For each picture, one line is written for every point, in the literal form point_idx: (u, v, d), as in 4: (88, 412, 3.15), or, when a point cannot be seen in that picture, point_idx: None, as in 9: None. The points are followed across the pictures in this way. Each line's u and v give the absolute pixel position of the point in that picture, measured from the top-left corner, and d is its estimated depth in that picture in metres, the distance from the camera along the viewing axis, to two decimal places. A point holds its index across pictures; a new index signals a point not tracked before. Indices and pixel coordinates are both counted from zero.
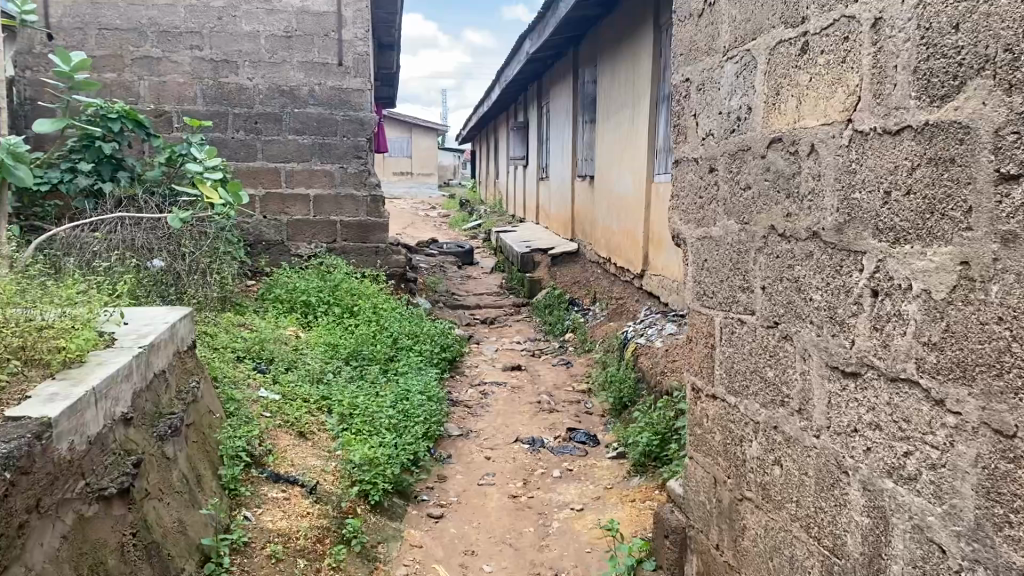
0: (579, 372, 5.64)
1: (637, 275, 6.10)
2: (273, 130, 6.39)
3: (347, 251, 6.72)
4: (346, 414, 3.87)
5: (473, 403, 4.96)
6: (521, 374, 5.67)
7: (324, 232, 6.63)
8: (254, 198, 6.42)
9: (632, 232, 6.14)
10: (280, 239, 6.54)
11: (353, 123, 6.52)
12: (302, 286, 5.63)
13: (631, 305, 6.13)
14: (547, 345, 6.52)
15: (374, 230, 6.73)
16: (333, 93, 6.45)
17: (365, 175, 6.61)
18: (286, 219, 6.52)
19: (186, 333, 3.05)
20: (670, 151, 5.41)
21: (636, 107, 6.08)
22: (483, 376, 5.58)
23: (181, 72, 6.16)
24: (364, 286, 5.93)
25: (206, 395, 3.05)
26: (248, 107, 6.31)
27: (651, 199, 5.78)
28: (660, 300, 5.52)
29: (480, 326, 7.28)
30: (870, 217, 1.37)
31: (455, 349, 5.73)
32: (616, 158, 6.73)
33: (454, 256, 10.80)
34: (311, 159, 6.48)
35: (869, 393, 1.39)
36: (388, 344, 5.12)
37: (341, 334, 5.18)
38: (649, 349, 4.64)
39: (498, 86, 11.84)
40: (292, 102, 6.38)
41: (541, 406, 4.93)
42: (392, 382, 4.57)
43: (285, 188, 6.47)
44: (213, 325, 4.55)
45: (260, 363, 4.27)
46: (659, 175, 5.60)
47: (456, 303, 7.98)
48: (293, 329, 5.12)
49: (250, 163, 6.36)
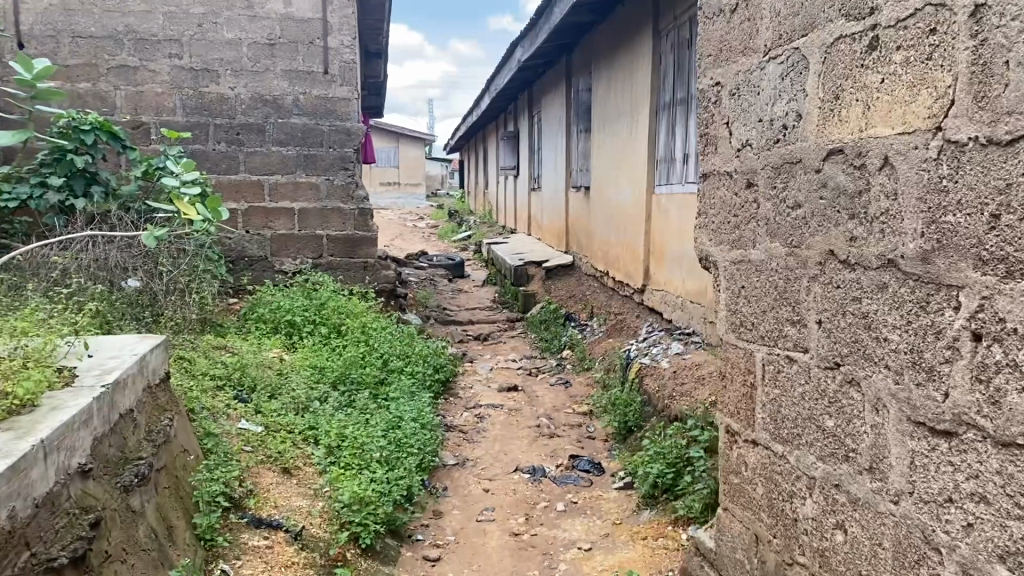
0: (578, 392, 5.41)
1: (637, 290, 5.87)
2: (256, 142, 6.12)
3: (334, 266, 6.46)
4: (334, 446, 3.61)
5: (469, 428, 4.70)
6: (518, 396, 5.42)
7: (310, 247, 6.37)
8: (236, 213, 6.15)
9: (632, 246, 5.91)
10: (264, 255, 6.26)
11: (340, 133, 6.28)
12: (287, 305, 5.38)
13: (631, 321, 5.90)
14: (543, 363, 6.27)
15: (362, 245, 6.48)
16: (319, 102, 6.22)
17: (352, 188, 6.35)
18: (270, 233, 6.25)
19: (158, 364, 2.78)
20: (672, 162, 5.20)
21: (635, 116, 5.86)
22: (478, 398, 5.33)
23: (160, 82, 5.89)
24: (352, 304, 5.67)
25: (181, 432, 2.79)
26: (229, 117, 6.05)
27: (651, 211, 5.56)
28: (664, 317, 5.29)
29: (473, 343, 7.02)
30: (971, 245, 1.13)
31: (448, 370, 5.48)
32: (613, 168, 6.50)
33: (444, 269, 10.56)
34: (296, 171, 6.22)
35: (969, 458, 1.15)
36: (378, 366, 4.86)
37: (328, 356, 4.92)
38: (654, 370, 4.40)
39: (488, 95, 11.62)
40: (276, 112, 6.13)
41: (540, 430, 4.68)
42: (384, 408, 4.31)
43: (269, 202, 6.21)
44: (191, 351, 4.29)
45: (242, 391, 4.01)
46: (661, 187, 5.38)
47: (447, 320, 7.73)
48: (277, 351, 4.86)
49: (231, 176, 6.09)
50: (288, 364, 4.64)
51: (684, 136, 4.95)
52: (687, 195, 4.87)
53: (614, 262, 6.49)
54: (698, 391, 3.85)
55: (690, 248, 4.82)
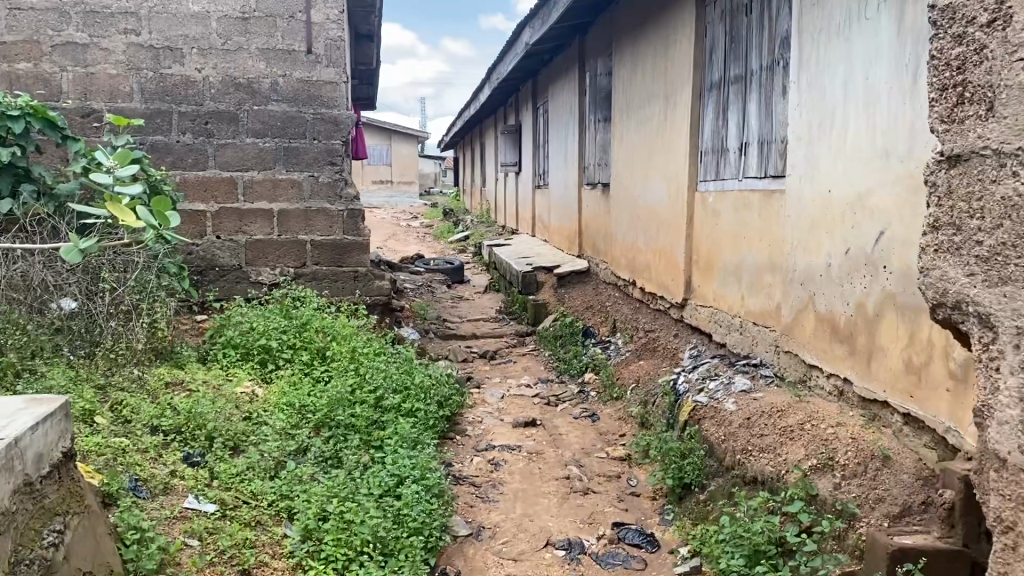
0: (611, 431, 4.55)
1: (674, 304, 5.01)
2: (227, 132, 5.23)
3: (320, 277, 5.54)
4: (314, 527, 2.74)
5: (483, 481, 3.84)
6: (539, 433, 4.56)
7: (290, 255, 5.46)
8: (204, 216, 5.26)
9: (667, 252, 5.07)
10: (236, 264, 5.36)
11: (327, 122, 5.39)
12: (260, 328, 4.51)
13: (668, 343, 5.03)
14: (563, 389, 5.42)
15: (352, 251, 5.56)
16: (300, 86, 5.33)
17: (340, 186, 5.46)
18: (243, 239, 5.35)
19: (46, 447, 1.88)
20: (723, 153, 4.33)
21: (672, 99, 5.02)
22: (491, 437, 4.46)
23: (113, 62, 5.01)
24: (340, 323, 4.79)
25: (80, 546, 1.92)
26: (196, 104, 5.16)
27: (694, 211, 4.69)
28: (713, 340, 4.42)
29: (479, 362, 6.16)
30: None
31: (456, 402, 4.62)
32: (641, 162, 5.66)
33: (443, 275, 9.68)
34: (275, 166, 5.33)
35: None
36: (370, 406, 3.99)
37: (309, 394, 4.05)
38: (720, 413, 3.54)
39: (489, 87, 10.76)
40: (250, 97, 5.25)
41: (571, 484, 3.82)
42: (378, 466, 3.43)
43: (242, 202, 5.31)
44: (136, 395, 3.42)
45: (195, 447, 3.14)
46: (707, 183, 4.54)
47: (450, 335, 6.86)
48: (246, 390, 3.99)
49: (199, 173, 5.20)
50: (259, 409, 3.77)
51: (742, 122, 4.10)
52: (745, 192, 4.03)
53: (641, 271, 5.64)
54: (787, 448, 2.98)
55: (750, 256, 3.98)
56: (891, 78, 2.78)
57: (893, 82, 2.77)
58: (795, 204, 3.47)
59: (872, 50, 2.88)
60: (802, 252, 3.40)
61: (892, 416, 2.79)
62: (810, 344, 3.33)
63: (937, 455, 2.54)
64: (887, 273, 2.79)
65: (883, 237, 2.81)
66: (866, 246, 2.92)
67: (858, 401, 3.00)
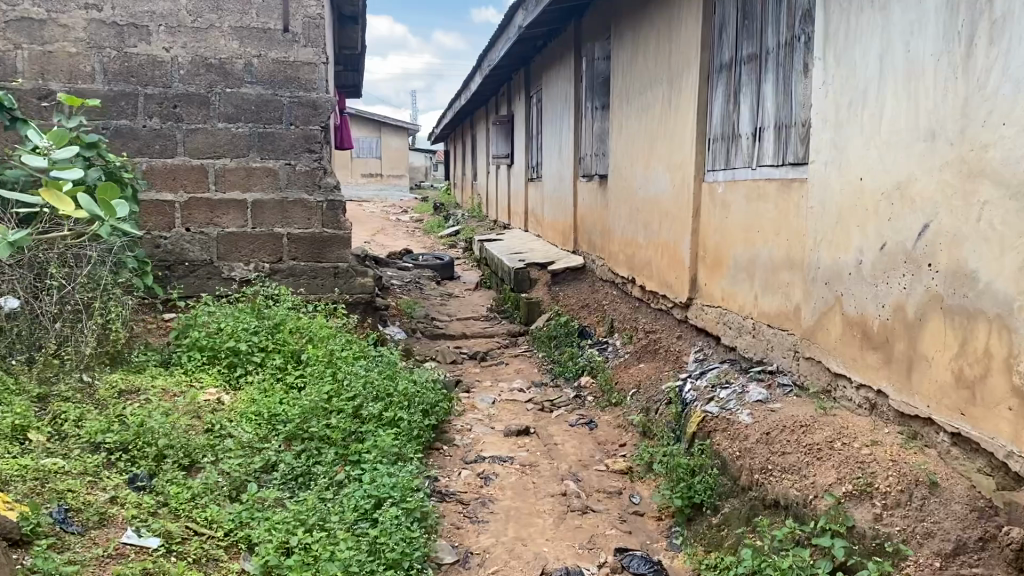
0: (610, 442, 4.19)
1: (677, 303, 4.67)
2: (198, 117, 4.85)
3: (297, 273, 5.15)
4: (275, 563, 2.37)
5: (470, 499, 3.48)
6: (532, 443, 4.21)
7: (265, 249, 5.07)
8: (173, 206, 4.88)
9: (671, 247, 4.73)
10: (207, 258, 4.98)
11: (305, 106, 5.01)
12: (228, 328, 4.13)
13: (671, 345, 4.68)
14: (557, 393, 5.07)
15: (332, 245, 5.17)
16: (276, 67, 4.95)
17: (319, 174, 5.08)
18: (215, 232, 4.97)
19: None
20: (735, 138, 3.99)
21: (676, 83, 4.67)
22: (480, 447, 4.10)
23: (73, 40, 4.62)
24: (317, 324, 4.41)
25: None
26: (164, 86, 4.77)
27: (701, 202, 4.35)
28: (722, 343, 4.08)
29: (468, 363, 5.80)
30: None
31: (442, 409, 4.25)
32: (642, 151, 5.31)
33: (432, 270, 9.31)
34: (248, 154, 4.95)
35: None
36: (348, 416, 3.63)
37: (280, 403, 3.68)
38: (733, 426, 3.19)
39: (480, 76, 10.41)
40: (223, 79, 4.87)
41: (568, 502, 3.46)
42: (355, 485, 3.07)
43: (214, 192, 4.93)
44: (83, 405, 3.06)
45: (142, 467, 2.74)
46: (715, 172, 4.19)
47: (437, 334, 6.50)
48: (209, 400, 3.62)
49: (167, 160, 4.83)
50: (223, 420, 3.41)
51: (756, 105, 3.76)
52: (759, 182, 3.68)
53: (642, 267, 5.29)
54: (815, 470, 2.63)
55: (764, 252, 3.63)
56: (938, 50, 2.42)
57: (941, 55, 2.42)
58: (819, 193, 3.13)
59: (915, 18, 2.53)
60: (827, 248, 3.05)
61: (938, 436, 2.43)
62: (837, 350, 2.99)
63: (996, 482, 2.19)
64: (931, 272, 2.45)
65: (928, 231, 2.47)
66: (906, 241, 2.58)
67: (895, 415, 2.66)
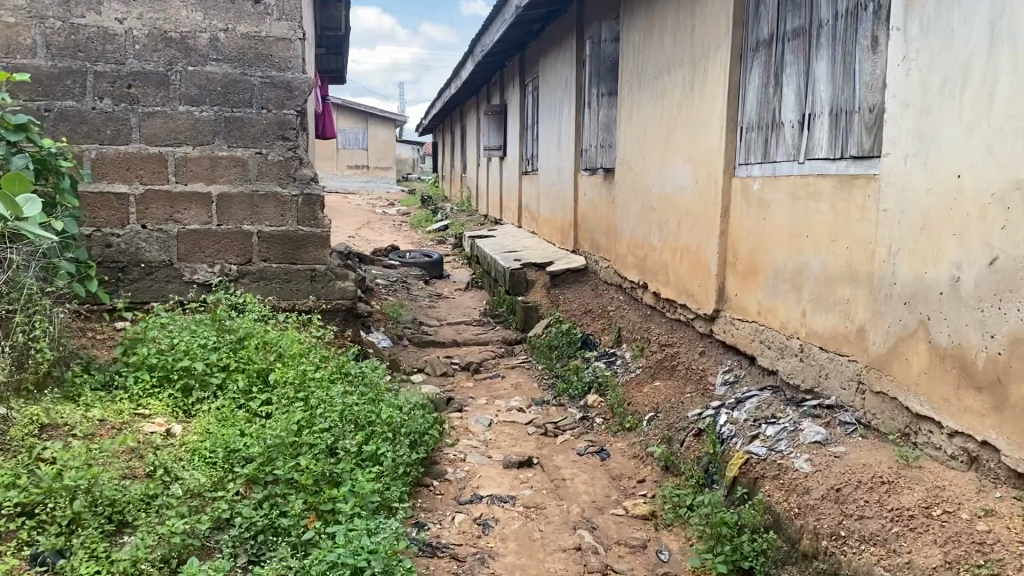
0: (626, 477, 3.62)
1: (700, 315, 4.11)
2: (156, 98, 4.24)
3: (268, 276, 4.54)
4: None
5: (468, 554, 2.89)
6: (537, 476, 3.65)
7: (233, 249, 4.47)
8: (126, 200, 4.28)
9: (693, 251, 4.17)
10: (166, 260, 4.38)
11: (277, 88, 4.40)
12: (183, 344, 3.54)
13: (692, 363, 4.11)
14: (561, 413, 4.50)
15: (308, 246, 4.56)
16: (246, 43, 4.34)
17: (293, 165, 4.46)
18: (175, 229, 4.37)
19: None
20: (776, 126, 3.42)
21: (700, 65, 4.10)
22: (476, 483, 3.52)
23: (11, 9, 4.05)
24: (288, 337, 3.81)
25: None
26: (116, 63, 4.17)
27: (731, 201, 3.79)
28: (759, 365, 3.52)
29: (460, 377, 5.23)
30: None
31: (433, 438, 3.67)
32: (657, 143, 4.74)
33: (420, 268, 8.72)
34: (213, 141, 4.34)
35: None
36: (321, 452, 3.05)
37: (241, 436, 3.10)
38: (788, 475, 2.63)
39: (472, 63, 9.83)
40: (184, 55, 4.26)
41: (584, 558, 2.90)
42: (326, 547, 2.49)
43: (174, 183, 4.32)
44: None
45: (51, 539, 2.16)
46: (750, 166, 3.64)
47: (426, 342, 5.92)
48: (154, 434, 3.04)
49: (120, 147, 4.23)
50: (170, 460, 2.84)
51: (806, 86, 3.20)
52: (810, 179, 3.12)
53: (656, 272, 4.73)
54: (909, 544, 2.07)
55: (816, 261, 3.07)
56: None
57: None
58: (894, 193, 2.57)
59: None
60: (907, 260, 2.50)
61: None
62: (919, 387, 2.44)
63: None
64: None
65: None
66: None
67: (1008, 475, 2.11)
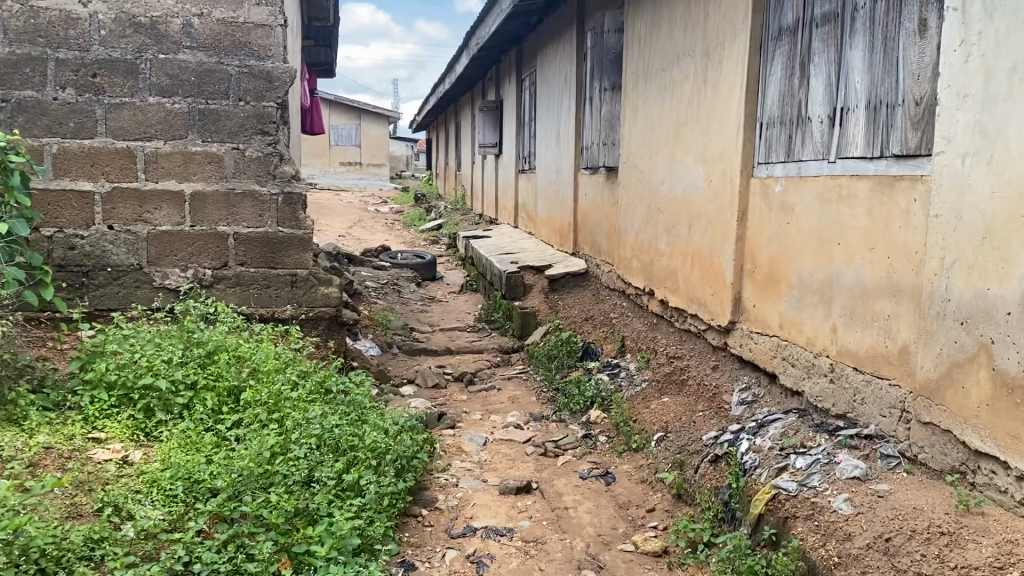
0: (634, 505, 3.30)
1: (713, 327, 3.79)
2: (124, 89, 3.90)
3: (245, 282, 4.20)
4: None
5: None
6: (537, 504, 3.32)
7: (207, 252, 4.13)
8: (91, 199, 3.94)
9: (705, 257, 3.85)
10: (135, 263, 4.04)
11: (256, 78, 4.06)
12: (145, 359, 3.19)
13: (704, 379, 3.78)
14: (561, 430, 4.18)
15: (289, 249, 4.22)
16: (222, 30, 4.00)
17: (273, 162, 4.12)
18: (144, 230, 4.02)
19: None
20: (803, 121, 3.09)
21: (714, 55, 3.78)
22: (470, 513, 3.19)
23: None
24: (264, 351, 3.48)
25: None
26: (80, 49, 3.83)
27: (750, 204, 3.46)
28: (783, 384, 3.19)
29: (453, 388, 4.90)
30: None
31: (422, 462, 3.34)
32: (666, 140, 4.41)
33: (412, 270, 8.38)
34: (186, 135, 4.00)
35: None
36: (296, 484, 2.72)
37: (208, 464, 2.77)
38: (824, 517, 2.31)
39: (467, 57, 9.49)
40: (155, 42, 3.92)
41: None
42: None
43: (144, 181, 3.98)
44: None
45: None
46: (771, 165, 3.32)
47: (417, 350, 5.59)
48: (108, 462, 2.71)
49: (85, 141, 3.88)
50: (123, 495, 2.51)
51: (840, 76, 2.87)
52: (843, 180, 2.79)
53: (663, 278, 4.41)
54: None
55: (849, 272, 2.75)
56: None
57: None
58: (949, 196, 2.25)
59: None
60: (966, 274, 2.18)
61: None
62: (980, 421, 2.12)
63: None
64: None
65: None
66: None
67: None
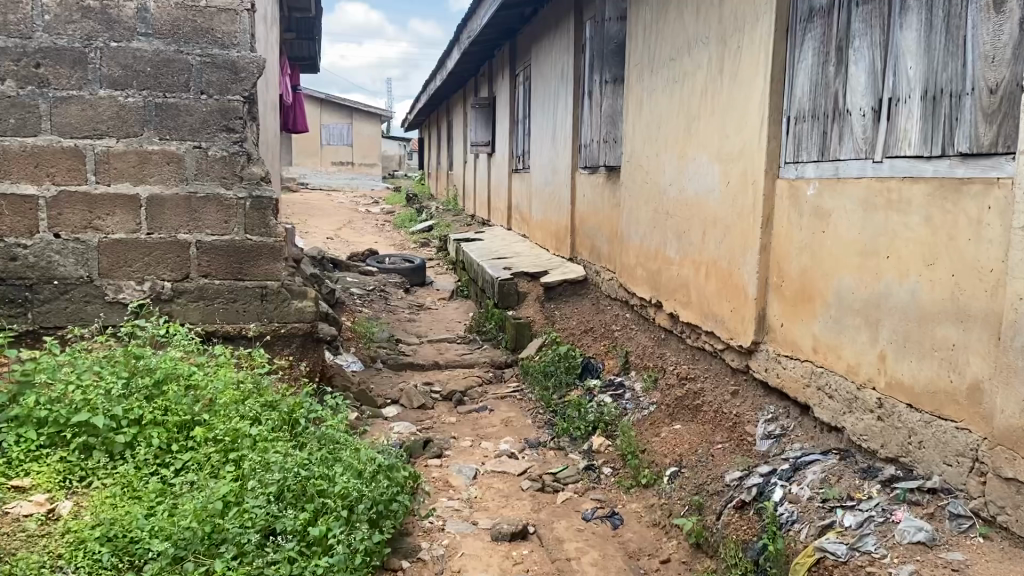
0: (646, 555, 2.89)
1: (732, 346, 3.37)
2: (71, 81, 3.47)
3: (209, 296, 3.77)
4: None
5: None
6: (534, 552, 2.91)
7: (167, 263, 3.69)
8: (34, 204, 3.50)
9: (722, 268, 3.43)
10: (84, 276, 3.60)
11: (220, 69, 3.61)
12: (83, 392, 2.77)
13: (722, 406, 3.37)
14: (560, 460, 3.77)
15: (258, 259, 3.79)
16: (181, 14, 3.56)
17: (240, 162, 3.68)
18: (94, 239, 3.58)
19: None
20: (841, 113, 2.68)
21: (731, 41, 3.36)
22: (458, 565, 2.78)
23: None
24: (223, 378, 3.06)
25: None
26: (22, 37, 3.41)
27: (775, 209, 3.05)
28: (818, 417, 2.78)
29: (440, 409, 4.48)
30: None
31: (405, 504, 2.92)
32: (675, 137, 4.00)
33: (399, 275, 7.97)
34: (141, 132, 3.56)
35: None
36: (250, 542, 2.29)
37: (147, 518, 2.35)
38: None
39: (457, 51, 9.08)
40: (105, 28, 3.48)
41: None
42: None
43: (94, 183, 3.54)
44: None
45: None
46: (802, 165, 2.90)
47: (404, 365, 5.17)
48: (27, 519, 2.29)
49: (27, 139, 3.45)
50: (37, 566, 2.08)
51: (887, 61, 2.45)
52: (893, 182, 2.38)
53: (673, 290, 4.00)
54: None
55: (902, 291, 2.33)
56: None
57: None
58: None
59: None
60: None
61: None
62: None
63: None
64: None
65: None
66: None
67: None
